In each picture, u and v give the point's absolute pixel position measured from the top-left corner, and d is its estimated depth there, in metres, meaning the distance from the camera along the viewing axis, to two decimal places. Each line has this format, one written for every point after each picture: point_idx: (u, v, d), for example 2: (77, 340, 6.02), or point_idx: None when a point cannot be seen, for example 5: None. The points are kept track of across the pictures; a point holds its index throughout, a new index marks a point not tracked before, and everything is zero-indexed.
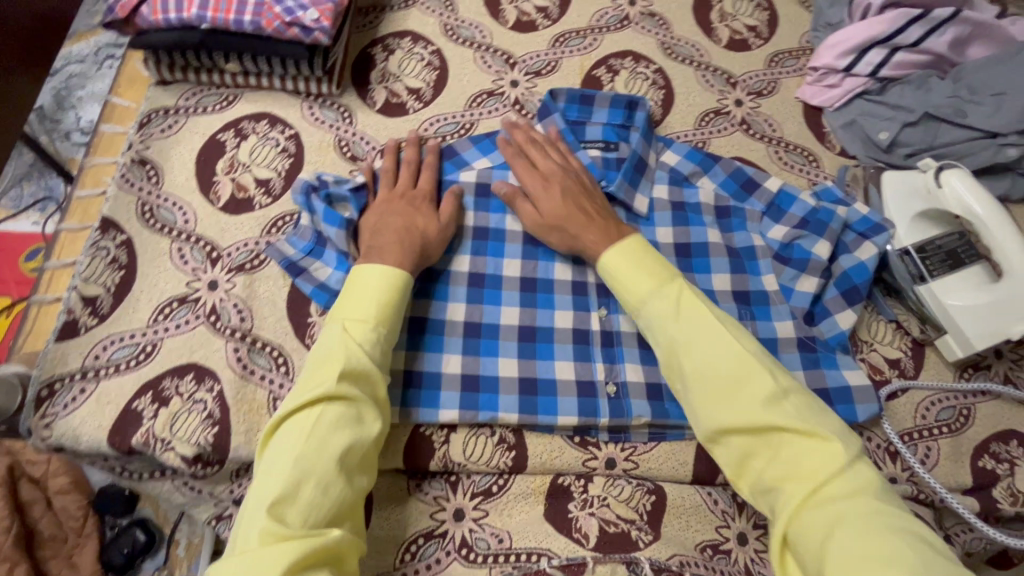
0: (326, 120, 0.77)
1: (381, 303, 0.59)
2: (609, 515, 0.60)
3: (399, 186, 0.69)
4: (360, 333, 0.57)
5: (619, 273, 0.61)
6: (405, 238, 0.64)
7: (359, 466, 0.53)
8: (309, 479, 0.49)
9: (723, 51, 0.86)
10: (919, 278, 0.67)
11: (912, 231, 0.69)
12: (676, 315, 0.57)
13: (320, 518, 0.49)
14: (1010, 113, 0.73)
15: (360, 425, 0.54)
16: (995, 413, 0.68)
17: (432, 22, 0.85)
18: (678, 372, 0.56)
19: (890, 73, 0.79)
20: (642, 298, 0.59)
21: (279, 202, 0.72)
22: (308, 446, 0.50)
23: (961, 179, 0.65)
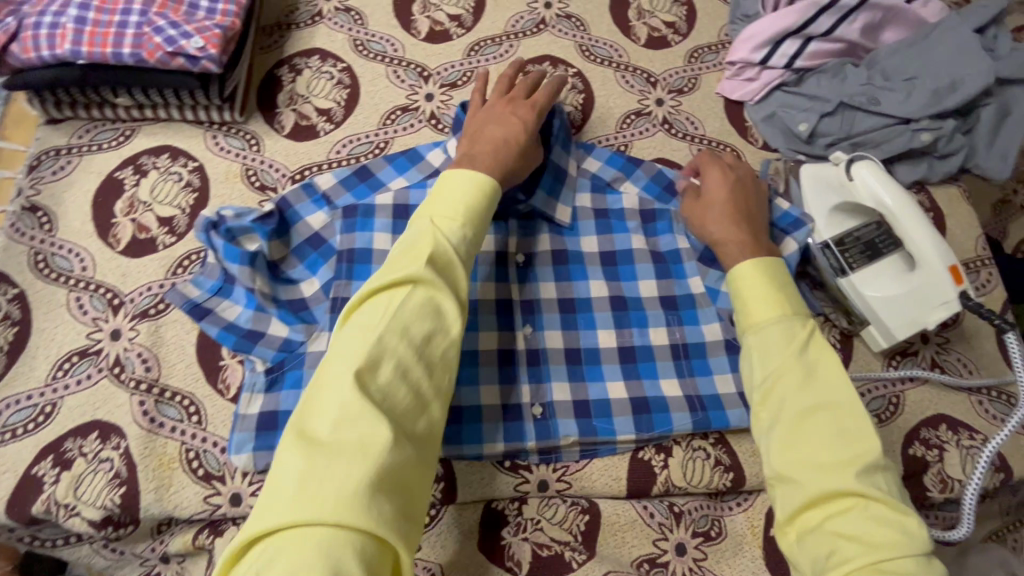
0: (232, 150, 0.73)
1: (470, 204, 0.57)
2: (542, 539, 0.60)
3: (509, 97, 0.70)
4: (448, 230, 0.55)
5: (746, 291, 0.59)
6: (502, 151, 0.63)
7: (440, 365, 0.51)
8: (386, 363, 0.48)
9: (642, 50, 0.85)
10: (840, 271, 0.67)
11: (830, 224, 0.69)
12: (802, 351, 0.55)
13: (396, 409, 0.47)
14: (922, 97, 0.73)
15: (442, 320, 0.52)
16: (924, 399, 0.68)
17: (340, 38, 0.82)
18: (779, 401, 0.53)
19: (806, 64, 0.79)
20: (760, 321, 0.57)
21: (184, 241, 0.68)
22: (392, 324, 0.49)
23: (870, 170, 0.65)
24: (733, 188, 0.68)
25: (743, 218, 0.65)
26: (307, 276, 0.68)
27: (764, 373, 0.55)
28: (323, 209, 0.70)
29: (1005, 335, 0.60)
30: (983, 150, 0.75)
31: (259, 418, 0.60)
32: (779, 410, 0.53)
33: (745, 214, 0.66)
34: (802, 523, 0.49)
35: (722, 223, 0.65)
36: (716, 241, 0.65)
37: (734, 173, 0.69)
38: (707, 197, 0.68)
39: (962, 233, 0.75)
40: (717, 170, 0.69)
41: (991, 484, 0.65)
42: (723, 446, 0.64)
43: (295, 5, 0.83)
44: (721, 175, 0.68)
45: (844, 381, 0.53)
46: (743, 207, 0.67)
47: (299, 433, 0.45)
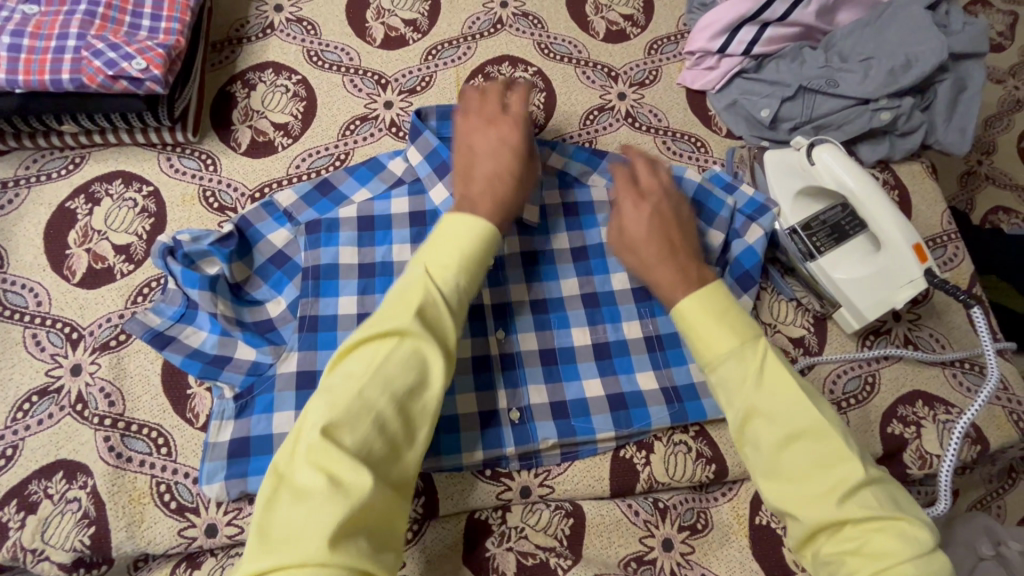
0: (188, 171, 0.71)
1: (465, 251, 0.55)
2: (527, 547, 0.59)
3: (488, 112, 0.66)
4: (441, 278, 0.53)
5: (694, 324, 0.55)
6: (498, 185, 0.61)
7: (421, 419, 0.50)
8: (366, 418, 0.47)
9: (601, 44, 0.84)
10: (808, 255, 0.67)
11: (795, 210, 0.70)
12: (759, 385, 0.52)
13: (372, 461, 0.46)
14: (878, 77, 0.73)
15: (427, 374, 0.50)
16: (900, 375, 0.68)
17: (294, 50, 0.80)
18: (754, 444, 0.52)
19: (764, 50, 0.79)
20: (716, 358, 0.54)
21: (143, 268, 0.66)
22: (374, 377, 0.48)
23: (832, 153, 0.67)
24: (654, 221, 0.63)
25: (670, 250, 0.61)
26: (271, 295, 0.66)
27: (736, 414, 0.52)
28: (286, 225, 0.68)
29: (972, 310, 0.60)
30: (943, 125, 0.75)
31: (231, 445, 0.59)
32: (758, 454, 0.52)
33: (671, 241, 0.62)
34: (812, 549, 0.49)
35: (657, 260, 0.61)
36: (657, 284, 0.61)
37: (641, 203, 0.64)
38: (629, 236, 0.63)
39: (928, 208, 0.76)
40: (630, 203, 0.64)
41: (970, 455, 0.66)
42: (703, 437, 0.64)
43: (245, 19, 0.81)
44: (634, 209, 0.64)
45: (804, 401, 0.51)
46: (668, 227, 0.63)
47: (278, 481, 0.45)
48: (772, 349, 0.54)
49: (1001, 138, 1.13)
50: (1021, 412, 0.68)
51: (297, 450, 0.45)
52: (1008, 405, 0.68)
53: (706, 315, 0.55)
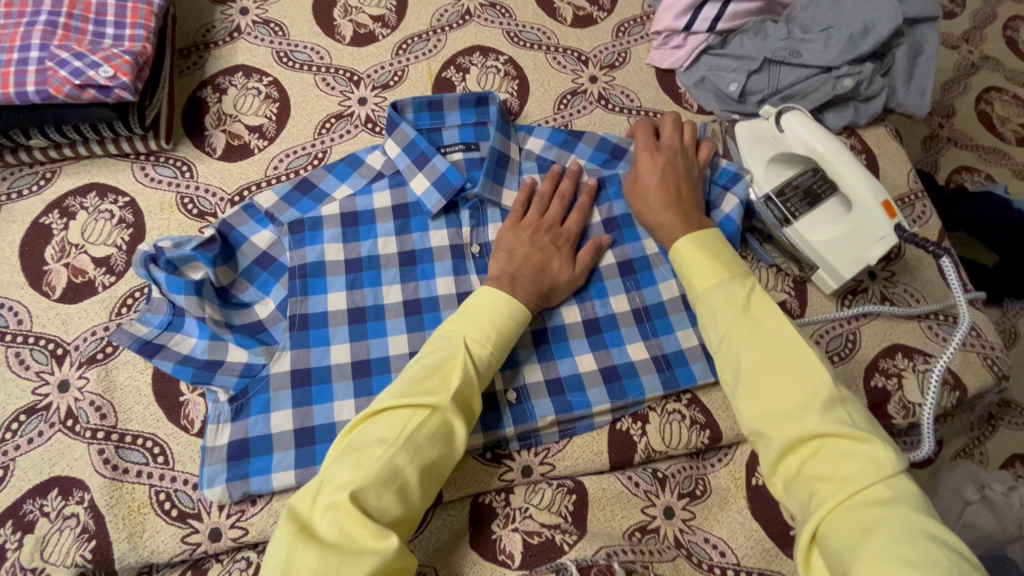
0: (164, 179, 0.71)
1: (499, 328, 0.58)
2: (532, 526, 0.59)
3: (545, 216, 0.69)
4: (477, 354, 0.57)
5: (688, 259, 0.61)
6: (538, 279, 0.64)
7: (434, 484, 0.53)
8: (394, 483, 0.49)
9: (570, 30, 0.85)
10: (784, 220, 0.69)
11: (769, 176, 0.72)
12: (745, 310, 0.55)
13: (391, 522, 0.49)
14: (839, 45, 0.75)
15: (451, 448, 0.53)
16: (879, 330, 0.70)
17: (263, 52, 0.79)
18: (732, 367, 0.54)
19: (728, 25, 0.81)
20: (704, 289, 0.58)
21: (125, 279, 0.66)
22: (403, 446, 0.50)
23: (798, 119, 0.68)
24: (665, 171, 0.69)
25: (677, 198, 0.67)
26: (259, 297, 0.66)
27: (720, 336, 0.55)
28: (268, 227, 0.68)
29: (942, 259, 0.62)
30: (903, 89, 0.78)
31: (230, 448, 0.58)
32: (738, 378, 0.53)
33: (679, 193, 0.67)
34: (784, 471, 0.49)
35: (670, 204, 0.67)
36: (661, 225, 0.66)
37: (656, 159, 0.70)
38: (643, 185, 0.69)
39: (894, 169, 0.79)
40: (649, 155, 0.71)
41: (949, 402, 0.68)
42: (696, 405, 0.66)
43: (210, 23, 0.81)
44: (650, 161, 0.70)
45: (789, 326, 0.53)
46: (679, 182, 0.68)
47: (300, 532, 0.46)
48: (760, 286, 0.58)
49: (960, 102, 1.17)
50: (995, 357, 0.71)
51: (324, 504, 0.47)
52: (981, 351, 0.71)
53: (700, 256, 0.61)
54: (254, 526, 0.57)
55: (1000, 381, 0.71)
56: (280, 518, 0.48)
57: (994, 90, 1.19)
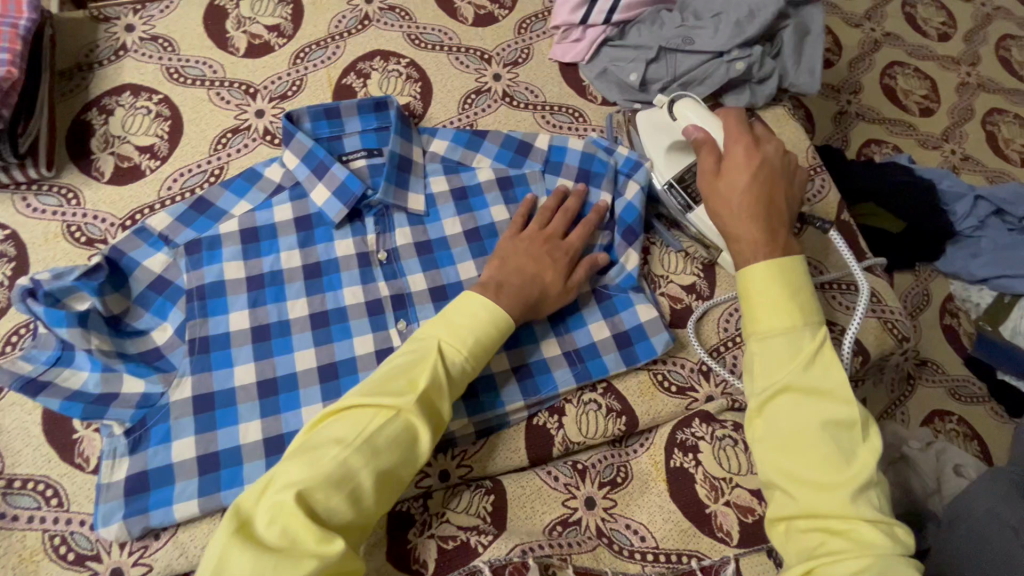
0: (48, 208, 0.68)
1: (479, 334, 0.57)
2: (448, 531, 0.58)
3: (547, 228, 0.68)
4: (451, 359, 0.55)
5: (752, 288, 0.54)
6: None
7: (395, 490, 0.51)
8: (347, 487, 0.48)
9: (471, 29, 0.85)
10: (686, 207, 0.70)
11: (669, 165, 0.72)
12: (807, 367, 0.50)
13: (341, 526, 0.48)
14: (728, 30, 0.77)
15: (413, 454, 0.51)
16: None
17: (152, 69, 0.77)
18: (766, 420, 0.51)
19: (623, 17, 0.82)
20: (767, 330, 0.53)
21: (8, 316, 0.62)
22: (361, 448, 0.49)
23: (687, 106, 0.69)
24: (754, 171, 0.60)
25: (767, 206, 0.58)
26: (156, 323, 0.64)
27: (782, 384, 0.50)
28: (162, 249, 0.66)
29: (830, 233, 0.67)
30: (793, 69, 0.81)
31: (127, 482, 0.56)
32: (769, 430, 0.50)
33: (765, 204, 0.58)
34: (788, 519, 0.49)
35: (747, 213, 0.58)
36: (735, 237, 0.58)
37: (761, 154, 0.61)
38: (724, 181, 0.60)
39: (794, 148, 0.81)
40: (743, 149, 0.61)
41: (855, 367, 0.71)
42: (611, 393, 0.66)
43: (93, 43, 0.78)
44: (741, 161, 0.61)
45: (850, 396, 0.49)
46: (772, 181, 0.60)
47: (236, 530, 0.45)
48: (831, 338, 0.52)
49: (865, 78, 1.22)
50: (895, 320, 0.74)
51: (269, 502, 0.46)
52: (882, 316, 0.73)
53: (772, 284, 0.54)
54: (158, 561, 0.55)
55: (902, 343, 0.73)
56: (225, 515, 0.47)
57: (897, 65, 1.24)
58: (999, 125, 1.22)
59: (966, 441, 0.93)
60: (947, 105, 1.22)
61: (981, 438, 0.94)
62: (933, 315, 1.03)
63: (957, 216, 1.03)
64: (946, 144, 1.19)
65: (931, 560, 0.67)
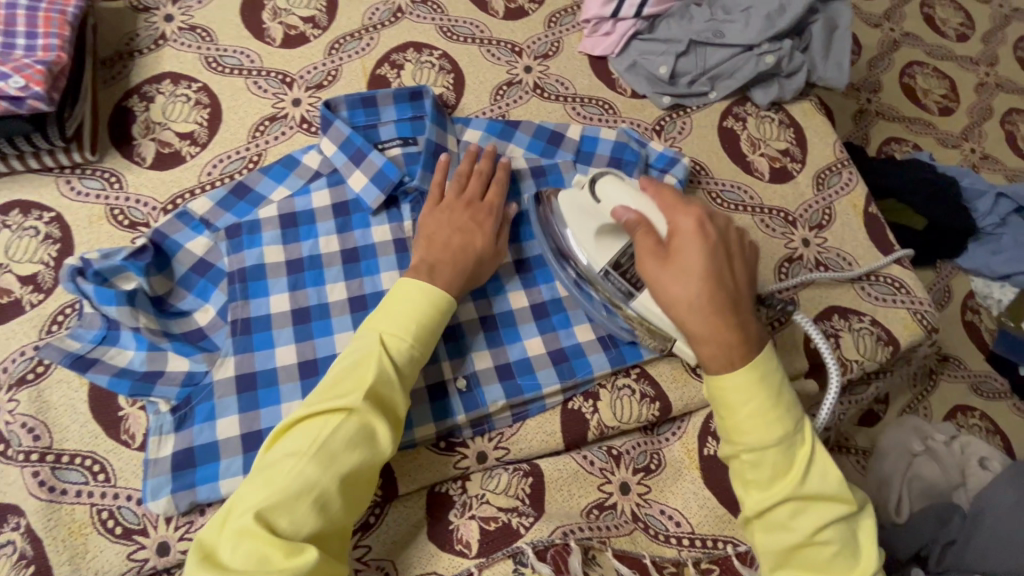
0: (92, 192, 0.69)
1: (419, 321, 0.57)
2: (489, 512, 0.59)
3: (464, 194, 0.68)
4: (394, 350, 0.55)
5: (730, 401, 0.52)
6: (460, 258, 0.63)
7: (364, 488, 0.51)
8: (308, 495, 0.47)
9: (502, 22, 0.86)
10: (628, 293, 0.62)
11: (601, 251, 0.62)
12: (803, 477, 0.50)
13: (312, 535, 0.47)
14: (758, 23, 0.78)
15: (374, 451, 0.51)
16: (815, 295, 0.74)
17: (191, 58, 0.78)
18: (770, 525, 0.51)
19: (654, 11, 0.83)
20: (756, 444, 0.51)
21: (54, 296, 0.63)
22: (315, 455, 0.48)
23: (610, 185, 0.61)
24: (707, 251, 0.55)
25: (722, 299, 0.54)
26: (198, 304, 0.65)
27: (773, 493, 0.50)
28: (204, 232, 0.67)
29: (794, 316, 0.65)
30: (822, 63, 0.82)
31: (174, 458, 0.57)
32: (774, 536, 0.50)
33: (728, 290, 0.55)
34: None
35: (704, 313, 0.53)
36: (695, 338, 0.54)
37: (713, 225, 0.56)
38: (680, 266, 0.55)
39: (820, 141, 0.83)
40: (693, 225, 0.56)
41: (885, 357, 0.72)
42: (645, 378, 0.67)
43: (134, 32, 0.79)
44: (691, 246, 0.55)
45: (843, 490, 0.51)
46: (721, 267, 0.55)
47: (205, 559, 0.45)
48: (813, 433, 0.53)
49: (885, 77, 1.23)
50: (924, 312, 0.74)
51: (232, 529, 0.45)
52: (911, 308, 0.74)
53: (757, 394, 0.52)
54: None
55: (931, 334, 0.74)
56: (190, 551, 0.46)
57: (916, 64, 1.25)
58: (1018, 125, 1.23)
59: (989, 436, 0.93)
60: (966, 105, 1.23)
61: (1004, 432, 0.94)
62: (955, 311, 1.03)
63: (979, 213, 1.04)
64: (965, 143, 1.19)
65: (957, 550, 0.68)
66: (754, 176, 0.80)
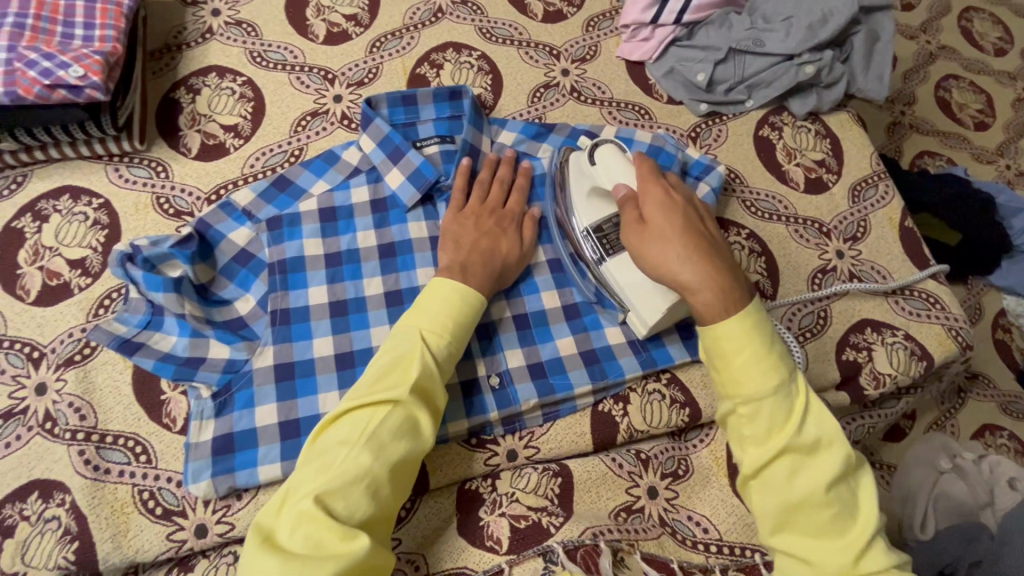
0: (139, 180, 0.71)
1: (457, 318, 0.58)
2: (519, 510, 0.59)
3: (487, 202, 0.69)
4: (435, 345, 0.56)
5: (721, 350, 0.52)
6: (489, 261, 0.64)
7: (408, 479, 0.52)
8: (360, 483, 0.48)
9: (541, 25, 0.87)
10: (599, 258, 0.67)
11: (590, 209, 0.67)
12: (800, 430, 0.50)
13: (362, 523, 0.48)
14: (799, 33, 0.78)
15: (418, 442, 0.52)
16: (849, 307, 0.73)
17: (236, 52, 0.80)
18: (767, 486, 0.50)
19: (693, 18, 0.83)
20: (753, 395, 0.50)
21: (101, 280, 0.65)
22: (365, 446, 0.49)
23: (608, 153, 0.65)
24: (676, 211, 0.58)
25: (699, 247, 0.56)
26: (239, 294, 0.66)
27: (770, 450, 0.49)
28: (246, 224, 0.68)
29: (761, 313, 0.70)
30: (862, 75, 0.82)
31: (214, 443, 0.58)
32: (772, 496, 0.49)
33: (708, 244, 0.57)
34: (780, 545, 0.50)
35: (683, 261, 0.55)
36: (688, 285, 0.55)
37: (679, 193, 0.61)
38: (651, 224, 0.58)
39: (857, 152, 0.82)
40: (660, 192, 0.60)
41: (919, 372, 0.71)
42: (675, 384, 0.67)
43: (181, 26, 0.81)
44: (659, 203, 0.59)
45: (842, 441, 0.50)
46: (693, 222, 0.58)
47: (263, 543, 0.46)
48: (807, 384, 0.52)
49: (920, 90, 1.21)
50: (959, 328, 0.73)
51: (289, 512, 0.46)
52: (946, 323, 0.73)
53: (747, 345, 0.51)
54: (241, 520, 0.57)
55: (966, 350, 0.73)
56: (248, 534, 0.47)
57: (952, 78, 1.23)
58: None
59: (1018, 457, 0.91)
60: (1002, 121, 1.21)
61: None
62: (985, 329, 1.02)
63: (1014, 231, 1.02)
64: (1001, 159, 1.18)
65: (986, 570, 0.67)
66: (789, 186, 0.80)
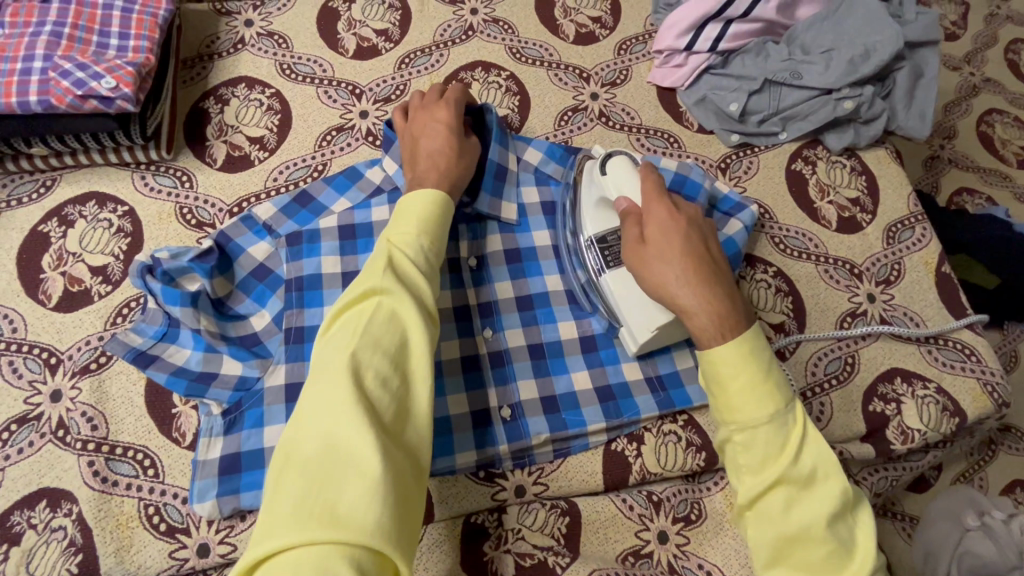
0: (164, 189, 0.71)
1: (422, 219, 0.55)
2: (524, 548, 0.59)
3: (425, 99, 0.70)
4: (403, 241, 0.53)
5: (721, 375, 0.50)
6: (439, 156, 0.64)
7: (422, 374, 0.47)
8: (363, 376, 0.44)
9: (572, 46, 0.85)
10: (600, 270, 0.66)
11: (594, 221, 0.67)
12: (796, 461, 0.47)
13: (382, 422, 0.43)
14: (840, 67, 0.75)
15: (415, 327, 0.47)
16: (877, 356, 0.70)
17: (266, 64, 0.80)
18: (763, 518, 0.47)
19: (729, 46, 0.81)
20: (748, 421, 0.48)
21: (121, 288, 0.66)
22: (359, 341, 0.45)
23: (619, 165, 0.64)
24: (677, 227, 0.56)
25: (698, 266, 0.54)
26: (255, 309, 0.66)
27: (764, 482, 0.47)
28: (266, 238, 0.68)
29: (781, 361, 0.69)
30: (903, 112, 0.79)
31: (222, 461, 0.58)
32: (765, 527, 0.47)
33: (711, 266, 0.55)
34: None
35: (687, 284, 0.54)
36: (687, 309, 0.53)
37: (682, 209, 0.59)
38: (651, 244, 0.57)
39: (894, 191, 0.79)
40: (663, 212, 0.58)
41: (950, 429, 0.67)
42: (692, 426, 0.65)
43: (214, 35, 0.81)
44: (660, 221, 0.57)
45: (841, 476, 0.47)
46: (693, 238, 0.56)
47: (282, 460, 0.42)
48: (807, 416, 0.49)
49: (961, 123, 1.17)
50: (995, 383, 0.69)
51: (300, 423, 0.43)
52: (982, 379, 0.69)
53: (745, 367, 0.49)
54: (243, 542, 0.56)
55: (1002, 408, 0.69)
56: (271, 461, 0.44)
57: (996, 112, 1.19)
58: None
59: None
60: None
61: None
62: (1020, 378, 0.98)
63: None
64: None
65: None
66: (821, 224, 0.77)
